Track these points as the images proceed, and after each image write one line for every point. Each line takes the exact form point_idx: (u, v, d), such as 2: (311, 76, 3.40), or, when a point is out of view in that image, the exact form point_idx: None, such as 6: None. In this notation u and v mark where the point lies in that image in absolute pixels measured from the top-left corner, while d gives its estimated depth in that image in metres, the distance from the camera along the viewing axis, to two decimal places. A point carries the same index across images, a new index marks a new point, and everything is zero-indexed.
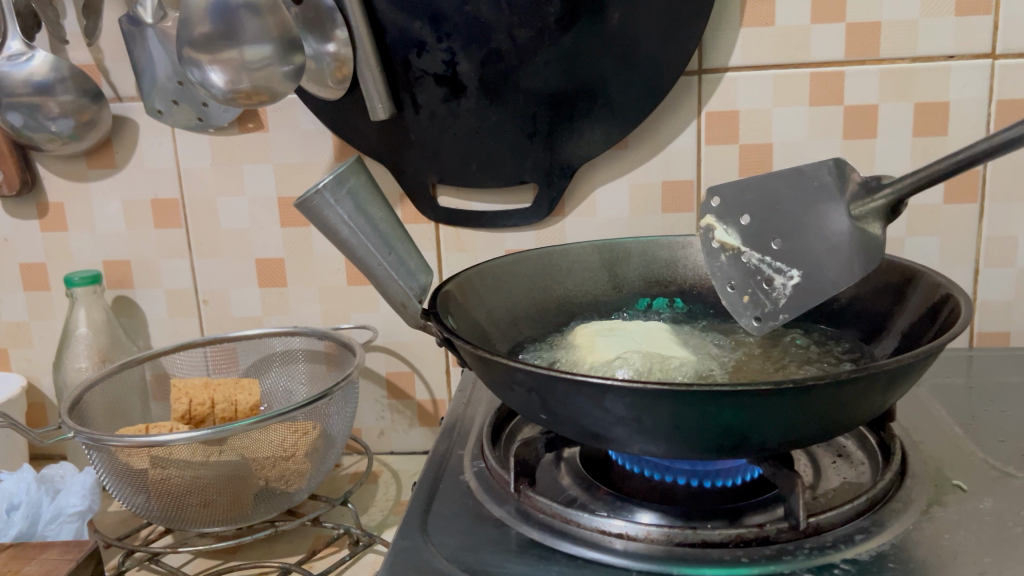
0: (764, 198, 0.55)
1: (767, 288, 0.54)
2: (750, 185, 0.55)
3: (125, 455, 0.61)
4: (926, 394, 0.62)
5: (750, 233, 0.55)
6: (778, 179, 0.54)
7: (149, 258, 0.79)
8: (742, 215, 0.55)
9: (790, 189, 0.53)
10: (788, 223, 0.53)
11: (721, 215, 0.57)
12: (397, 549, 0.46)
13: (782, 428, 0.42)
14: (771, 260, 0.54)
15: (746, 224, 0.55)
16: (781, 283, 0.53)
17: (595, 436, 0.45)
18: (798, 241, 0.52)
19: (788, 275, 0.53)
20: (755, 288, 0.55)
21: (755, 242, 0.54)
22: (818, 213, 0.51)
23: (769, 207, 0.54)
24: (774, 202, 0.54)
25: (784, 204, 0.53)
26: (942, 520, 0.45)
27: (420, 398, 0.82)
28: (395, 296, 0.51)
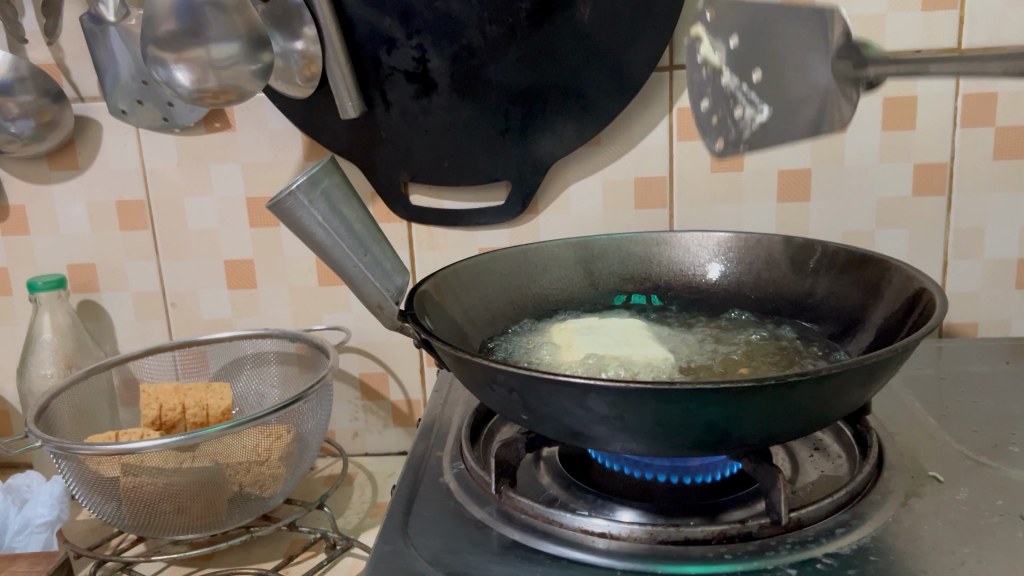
0: (762, 43, 0.53)
1: (740, 120, 0.57)
2: (752, 13, 0.52)
3: (95, 463, 0.59)
4: (899, 386, 0.63)
5: (734, 59, 0.55)
6: (779, 13, 0.51)
7: (115, 261, 0.78)
8: (732, 37, 0.55)
9: (788, 25, 0.51)
10: (769, 57, 0.53)
11: (715, 28, 0.57)
12: (378, 553, 0.45)
13: (763, 423, 0.42)
14: (746, 91, 0.55)
15: (733, 45, 0.55)
16: (749, 114, 0.56)
17: (577, 435, 0.45)
18: (781, 78, 0.53)
19: (751, 110, 0.55)
20: (733, 106, 0.57)
21: (735, 58, 0.55)
22: (803, 56, 0.51)
23: (760, 48, 0.53)
24: (779, 116, 0.53)
25: (773, 40, 0.52)
26: (921, 511, 0.46)
27: (395, 398, 0.82)
28: (371, 298, 0.50)
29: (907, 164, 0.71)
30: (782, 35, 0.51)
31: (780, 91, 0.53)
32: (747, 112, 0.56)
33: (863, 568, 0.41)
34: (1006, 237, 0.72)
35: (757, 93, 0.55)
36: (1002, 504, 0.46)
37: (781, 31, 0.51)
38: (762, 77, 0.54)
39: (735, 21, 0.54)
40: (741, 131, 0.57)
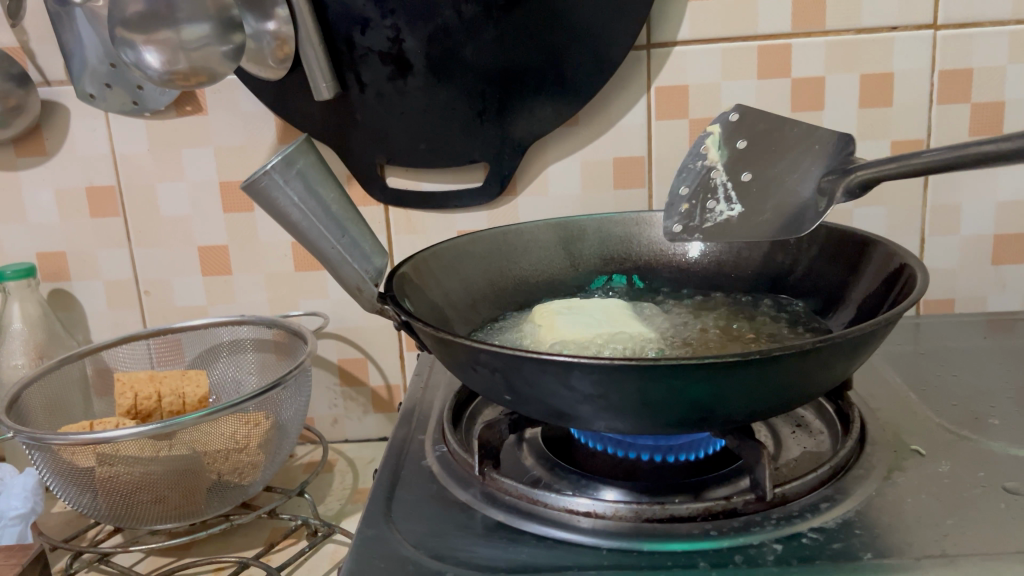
0: (772, 136, 0.58)
1: (707, 215, 0.57)
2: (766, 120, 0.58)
3: (69, 453, 0.58)
4: (879, 362, 0.63)
5: (730, 157, 0.58)
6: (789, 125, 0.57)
7: (86, 249, 0.76)
8: (740, 140, 0.58)
9: (796, 136, 0.57)
10: (765, 169, 0.57)
11: (728, 130, 0.59)
12: (361, 537, 0.44)
13: (747, 398, 0.42)
14: (729, 189, 0.57)
15: (740, 146, 0.58)
16: (720, 210, 0.57)
17: (560, 415, 0.45)
18: (767, 189, 0.56)
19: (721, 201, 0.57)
20: (700, 201, 0.58)
21: (732, 158, 0.58)
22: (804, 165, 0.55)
23: (767, 147, 0.57)
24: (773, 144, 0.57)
25: (778, 158, 0.57)
26: (904, 485, 0.46)
27: (374, 384, 0.81)
28: (349, 279, 0.49)
29: (884, 142, 0.71)
30: (798, 147, 0.56)
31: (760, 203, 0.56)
32: (717, 205, 0.57)
33: (848, 541, 0.42)
34: (982, 213, 0.73)
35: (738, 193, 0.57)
36: (984, 476, 0.46)
37: (787, 133, 0.57)
38: (750, 179, 0.57)
39: (755, 128, 0.58)
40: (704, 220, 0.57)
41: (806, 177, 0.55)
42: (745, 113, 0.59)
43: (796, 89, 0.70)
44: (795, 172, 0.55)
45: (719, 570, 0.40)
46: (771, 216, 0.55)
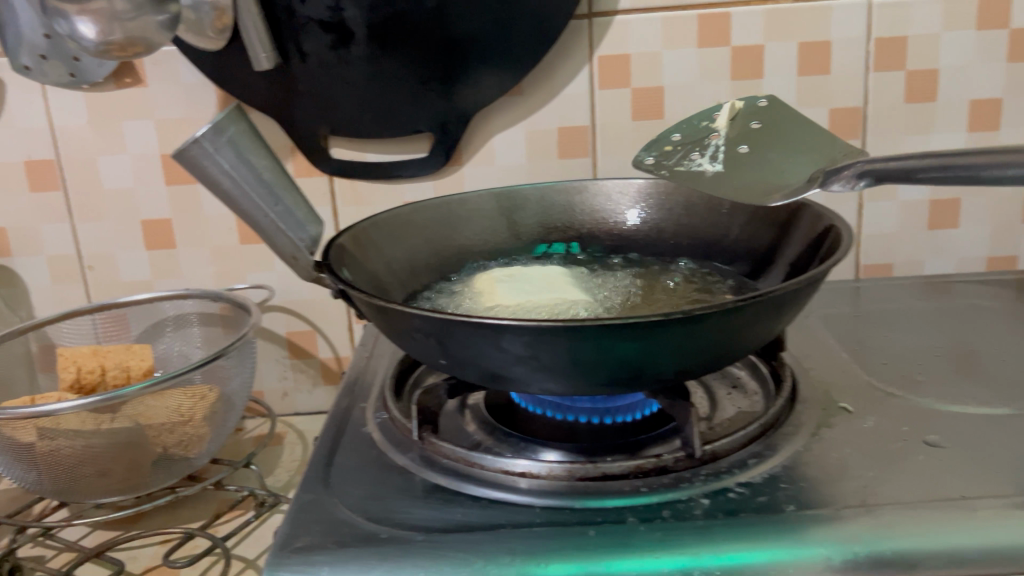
0: (782, 131, 0.61)
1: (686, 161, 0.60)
2: (790, 114, 0.61)
3: (9, 428, 0.58)
4: (815, 324, 0.64)
5: (739, 132, 0.62)
6: (808, 127, 0.60)
7: (26, 224, 0.75)
8: (754, 121, 0.62)
9: (808, 135, 0.60)
10: (767, 147, 0.59)
11: (750, 110, 0.63)
12: (298, 501, 0.45)
13: (674, 358, 0.43)
14: (722, 151, 0.60)
15: (752, 125, 0.62)
16: (702, 165, 0.59)
17: (494, 377, 0.45)
18: (758, 160, 0.58)
19: (706, 158, 0.60)
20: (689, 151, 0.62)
21: (739, 128, 0.61)
22: (799, 153, 0.58)
23: (774, 133, 0.61)
24: (781, 134, 0.60)
25: (781, 139, 0.60)
26: (830, 440, 0.47)
27: (324, 356, 0.81)
28: (284, 249, 0.49)
29: (823, 110, 0.72)
30: (803, 140, 0.59)
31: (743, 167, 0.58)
32: (700, 160, 0.60)
33: (773, 494, 0.43)
34: None
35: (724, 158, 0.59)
36: (907, 430, 0.48)
37: (800, 132, 0.60)
38: (745, 151, 0.59)
39: (773, 120, 0.62)
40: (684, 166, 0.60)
41: (801, 162, 0.57)
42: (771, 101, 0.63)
43: (736, 58, 0.71)
44: (793, 157, 0.57)
45: (646, 524, 0.41)
46: (743, 181, 0.56)
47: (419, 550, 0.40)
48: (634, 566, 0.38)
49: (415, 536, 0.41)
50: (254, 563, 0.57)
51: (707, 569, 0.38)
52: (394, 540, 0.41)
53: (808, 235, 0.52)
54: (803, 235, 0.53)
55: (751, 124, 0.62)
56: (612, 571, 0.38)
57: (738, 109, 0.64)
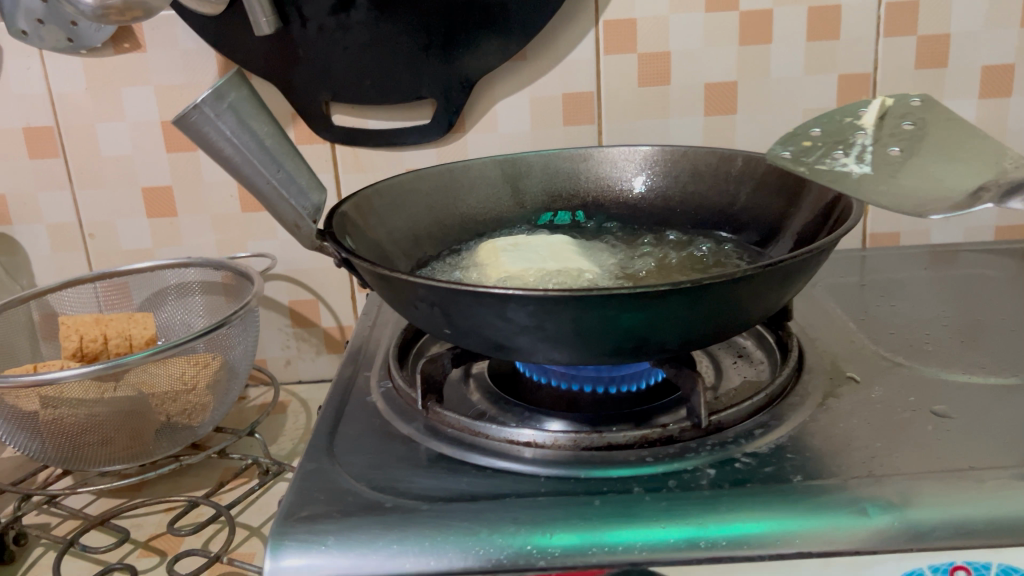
0: (939, 135, 0.55)
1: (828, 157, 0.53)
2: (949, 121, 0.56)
3: (12, 396, 0.58)
4: (822, 293, 0.64)
5: (889, 132, 0.55)
6: (973, 136, 0.54)
7: (26, 191, 0.74)
8: (907, 123, 0.56)
9: (974, 143, 0.53)
10: (924, 150, 0.53)
11: (900, 114, 0.57)
12: (302, 470, 0.45)
13: (680, 328, 0.42)
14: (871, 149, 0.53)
15: (905, 127, 0.56)
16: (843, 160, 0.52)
17: (499, 347, 0.45)
18: (911, 162, 0.51)
19: (851, 157, 0.52)
20: (827, 147, 0.55)
21: (890, 128, 0.55)
22: (962, 159, 0.51)
23: (930, 138, 0.54)
24: (942, 139, 0.54)
25: (934, 146, 0.53)
26: (837, 410, 0.47)
27: (327, 325, 0.81)
28: (287, 216, 0.49)
29: (832, 76, 0.71)
30: (960, 150, 0.52)
31: (897, 172, 0.50)
32: (844, 159, 0.53)
33: (779, 464, 0.43)
34: None
35: (871, 160, 0.52)
36: (914, 400, 0.47)
37: (964, 139, 0.53)
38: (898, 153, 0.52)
39: (925, 124, 0.56)
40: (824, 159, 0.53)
41: (966, 169, 0.49)
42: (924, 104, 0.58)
43: (744, 23, 0.69)
44: (955, 162, 0.50)
45: (652, 494, 0.41)
46: (900, 181, 0.49)
47: (423, 520, 0.40)
48: (640, 536, 0.38)
49: (419, 506, 0.41)
50: (258, 530, 0.58)
51: (714, 539, 0.38)
52: (399, 510, 0.40)
53: (814, 205, 0.51)
54: (810, 204, 0.52)
55: (905, 126, 0.56)
56: (617, 542, 0.38)
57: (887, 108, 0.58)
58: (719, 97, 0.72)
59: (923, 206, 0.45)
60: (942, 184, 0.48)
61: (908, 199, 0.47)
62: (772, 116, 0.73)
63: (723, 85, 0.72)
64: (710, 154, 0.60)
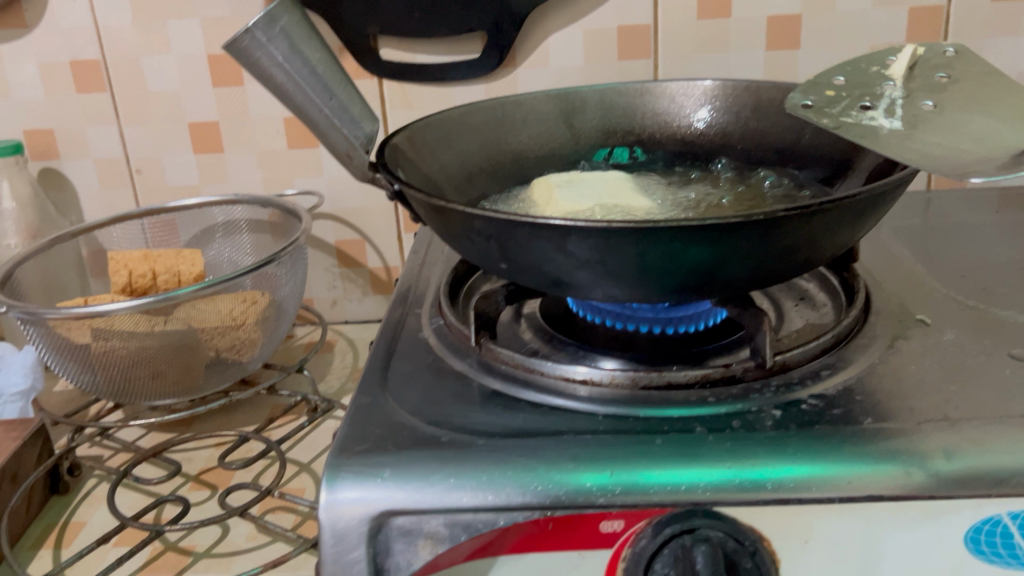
0: (974, 87, 0.52)
1: (855, 110, 0.50)
2: (986, 75, 0.52)
3: (64, 329, 0.58)
4: (887, 235, 0.62)
5: (920, 83, 0.52)
6: (1013, 90, 0.50)
7: (74, 126, 0.74)
8: (940, 75, 0.53)
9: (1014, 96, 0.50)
10: (955, 104, 0.49)
11: (930, 66, 0.54)
12: (355, 404, 0.44)
13: (749, 264, 0.41)
14: (899, 103, 0.50)
15: (937, 79, 0.53)
16: (870, 115, 0.49)
17: (557, 282, 0.44)
18: (943, 116, 0.48)
19: (880, 110, 0.49)
20: (854, 100, 0.52)
21: (921, 79, 0.52)
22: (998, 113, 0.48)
23: (963, 89, 0.51)
24: (977, 93, 0.51)
25: (970, 98, 0.50)
26: (907, 353, 0.45)
27: (373, 266, 0.80)
28: (339, 146, 0.47)
29: (902, 9, 0.68)
30: (998, 100, 0.49)
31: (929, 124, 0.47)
32: (871, 112, 0.50)
33: (848, 406, 0.41)
34: None
35: (902, 112, 0.49)
36: (989, 344, 0.45)
37: (1006, 94, 0.50)
38: (930, 107, 0.49)
39: (961, 74, 0.53)
40: (849, 114, 0.50)
41: (1001, 123, 0.46)
42: (959, 56, 0.55)
43: None
44: (991, 115, 0.47)
45: (715, 435, 0.39)
46: (932, 136, 0.45)
47: (480, 455, 0.39)
48: (704, 476, 0.37)
49: (475, 441, 0.40)
50: (308, 467, 0.58)
51: (781, 481, 0.36)
52: (455, 445, 0.40)
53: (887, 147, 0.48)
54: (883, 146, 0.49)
55: (938, 79, 0.53)
56: (680, 481, 0.37)
57: (918, 57, 0.55)
58: (782, 31, 0.69)
59: (959, 157, 0.42)
60: (979, 135, 0.45)
61: (944, 152, 0.43)
62: (836, 52, 0.70)
63: (787, 18, 0.68)
64: (774, 88, 0.58)
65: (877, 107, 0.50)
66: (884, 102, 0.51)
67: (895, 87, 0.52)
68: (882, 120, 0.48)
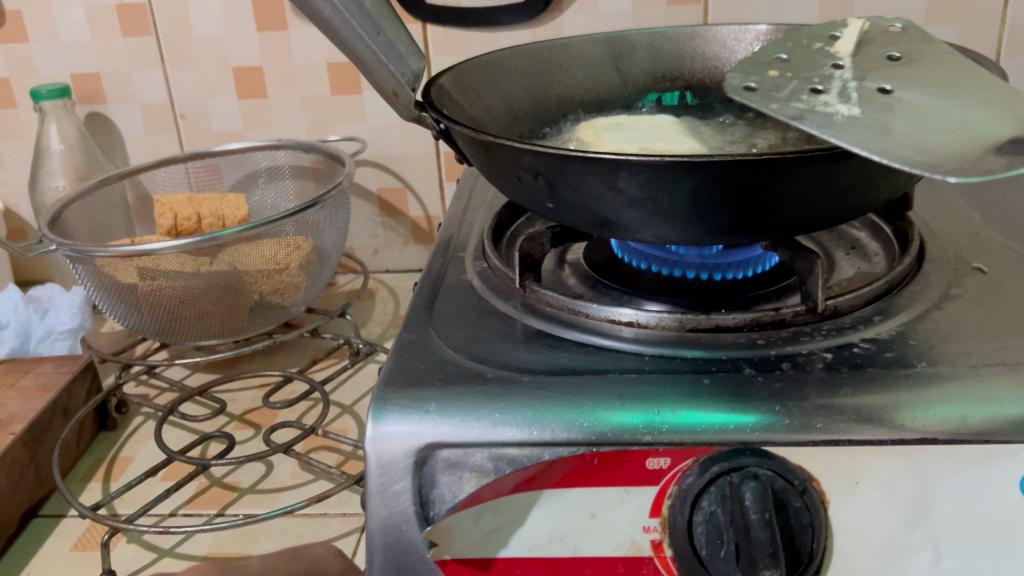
0: (939, 62, 0.45)
1: (806, 94, 0.41)
2: (945, 53, 0.45)
3: (112, 268, 0.58)
4: (943, 185, 0.60)
5: (870, 61, 0.45)
6: (970, 69, 0.43)
7: (119, 70, 0.74)
8: (892, 53, 0.46)
9: (979, 76, 0.42)
10: (904, 85, 0.42)
11: (880, 45, 0.47)
12: (400, 342, 0.44)
13: (803, 203, 0.40)
14: (854, 85, 0.42)
15: (890, 57, 0.45)
16: (823, 100, 0.40)
17: (604, 222, 0.43)
18: (897, 100, 0.40)
19: (833, 94, 0.41)
20: (805, 80, 0.43)
21: (873, 57, 0.45)
22: (958, 95, 0.40)
23: (924, 67, 0.44)
24: (956, 72, 0.43)
25: (928, 76, 0.43)
26: (963, 300, 0.44)
27: (415, 215, 0.80)
28: (386, 83, 0.48)
29: None
30: (956, 78, 0.42)
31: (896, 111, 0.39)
32: (822, 95, 0.41)
33: (901, 350, 0.40)
34: None
35: (858, 96, 0.41)
36: None
37: (976, 73, 0.42)
38: (883, 89, 0.41)
39: (915, 51, 0.46)
40: (800, 98, 0.41)
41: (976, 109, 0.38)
42: (909, 28, 0.49)
43: None
44: (954, 98, 0.40)
45: (765, 376, 0.39)
46: (911, 130, 0.37)
47: (526, 390, 0.39)
48: (753, 416, 0.36)
49: (520, 377, 0.40)
50: (351, 409, 0.58)
51: (831, 422, 0.36)
52: (500, 381, 0.40)
53: None
54: None
55: (890, 58, 0.45)
56: (728, 421, 0.36)
57: (864, 32, 0.49)
58: None
59: (939, 150, 0.35)
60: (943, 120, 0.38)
61: (938, 150, 0.35)
62: None
63: None
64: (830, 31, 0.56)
65: (827, 91, 0.41)
66: (847, 84, 0.42)
67: (845, 67, 0.43)
68: (840, 104, 0.39)
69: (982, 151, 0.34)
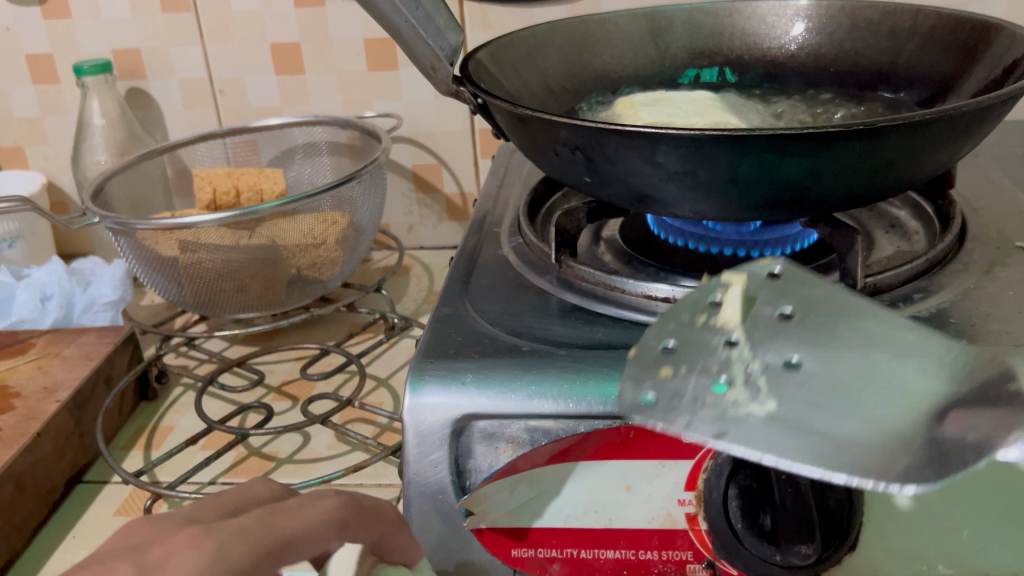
0: (831, 331, 0.30)
1: (711, 397, 0.27)
2: (850, 322, 0.31)
3: (153, 241, 0.59)
4: (987, 163, 0.59)
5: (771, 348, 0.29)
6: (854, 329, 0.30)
7: (158, 46, 0.75)
8: (784, 306, 0.31)
9: (864, 326, 0.31)
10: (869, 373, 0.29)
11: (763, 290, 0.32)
12: (436, 315, 0.45)
13: (845, 178, 0.39)
14: (757, 376, 0.28)
15: (784, 315, 0.31)
16: (755, 410, 0.27)
17: (642, 197, 0.43)
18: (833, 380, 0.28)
19: (744, 387, 0.27)
20: (704, 373, 0.28)
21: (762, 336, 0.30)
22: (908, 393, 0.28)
23: (834, 328, 0.31)
24: (848, 355, 0.29)
25: (843, 353, 0.29)
26: (1005, 279, 0.44)
27: (449, 192, 0.80)
28: (423, 58, 0.48)
29: None
30: (841, 351, 0.29)
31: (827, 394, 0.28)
32: (739, 394, 0.27)
33: (942, 329, 0.40)
34: None
35: (767, 383, 0.28)
36: None
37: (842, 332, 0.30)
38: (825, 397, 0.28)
39: (822, 315, 0.31)
40: (708, 410, 0.27)
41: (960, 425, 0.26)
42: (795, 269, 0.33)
43: None
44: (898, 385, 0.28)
45: None
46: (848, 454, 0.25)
47: (562, 363, 0.39)
48: None
49: (556, 351, 0.40)
50: (386, 382, 0.59)
51: None
52: (536, 354, 0.40)
53: (988, 71, 0.46)
54: (983, 73, 0.47)
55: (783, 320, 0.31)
56: None
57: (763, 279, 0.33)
58: None
59: (879, 461, 0.25)
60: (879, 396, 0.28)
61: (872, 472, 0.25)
62: None
63: None
64: (872, 7, 0.55)
65: (739, 401, 0.27)
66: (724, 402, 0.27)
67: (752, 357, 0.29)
68: (754, 411, 0.27)
69: (927, 531, 0.31)
